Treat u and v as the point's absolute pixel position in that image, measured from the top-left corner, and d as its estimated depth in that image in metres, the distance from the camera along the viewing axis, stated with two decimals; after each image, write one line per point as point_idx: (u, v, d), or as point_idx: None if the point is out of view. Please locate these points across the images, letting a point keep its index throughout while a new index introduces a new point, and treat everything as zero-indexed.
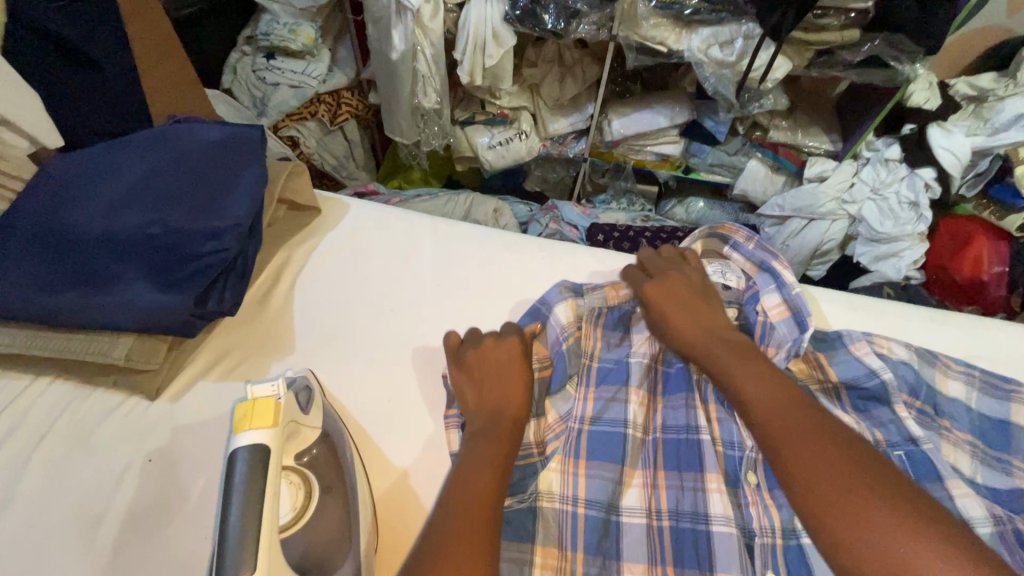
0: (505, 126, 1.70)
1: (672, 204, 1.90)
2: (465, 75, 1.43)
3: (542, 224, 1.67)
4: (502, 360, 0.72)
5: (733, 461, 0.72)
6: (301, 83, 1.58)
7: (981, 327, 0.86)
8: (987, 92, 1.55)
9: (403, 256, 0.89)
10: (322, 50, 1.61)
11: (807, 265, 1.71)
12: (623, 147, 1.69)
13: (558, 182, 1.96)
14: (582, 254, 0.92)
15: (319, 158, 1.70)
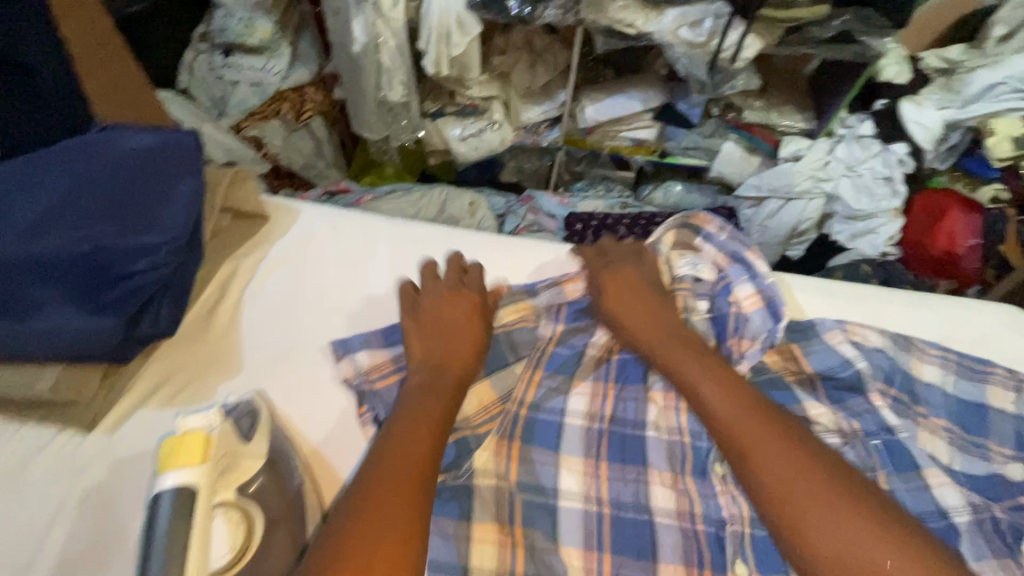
0: (477, 116, 1.62)
1: (649, 189, 1.84)
2: (430, 68, 1.37)
3: (519, 216, 1.63)
4: (453, 311, 0.74)
5: (701, 454, 0.69)
6: (262, 80, 1.52)
7: (959, 307, 0.83)
8: (957, 64, 1.55)
9: (356, 263, 0.85)
10: (281, 44, 1.52)
11: (786, 245, 1.69)
12: (597, 135, 1.65)
13: (535, 172, 1.90)
14: (547, 251, 0.88)
15: (287, 158, 1.59)
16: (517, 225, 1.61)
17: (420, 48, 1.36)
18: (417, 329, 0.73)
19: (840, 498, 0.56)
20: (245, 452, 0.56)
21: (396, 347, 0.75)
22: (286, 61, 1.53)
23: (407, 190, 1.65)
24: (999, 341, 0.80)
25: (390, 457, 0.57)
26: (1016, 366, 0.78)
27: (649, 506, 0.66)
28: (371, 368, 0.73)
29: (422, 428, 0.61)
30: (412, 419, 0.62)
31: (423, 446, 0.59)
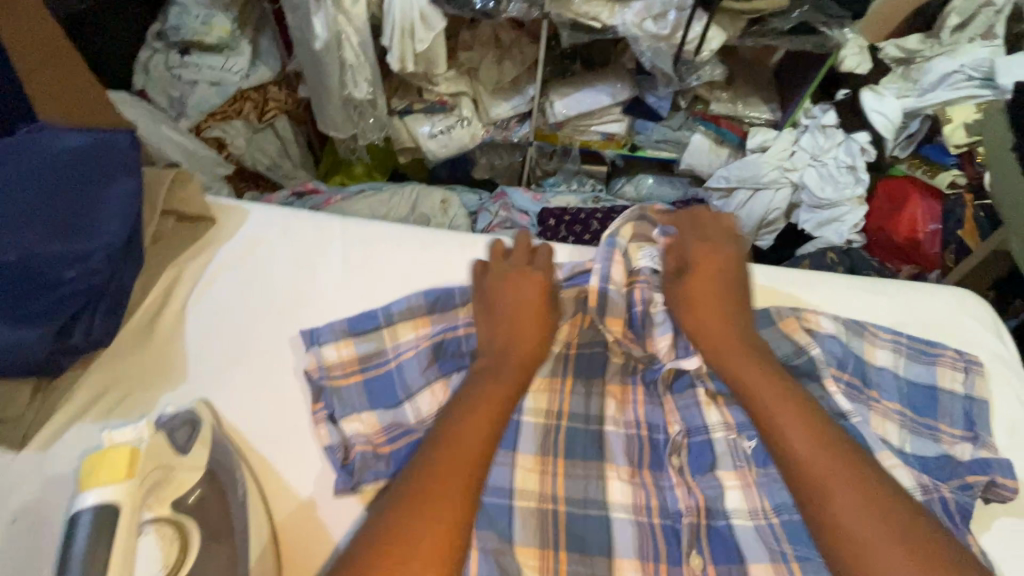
0: (446, 113, 1.60)
1: (621, 182, 1.85)
2: (394, 63, 1.34)
3: (493, 213, 1.61)
4: (523, 298, 0.71)
5: (659, 444, 0.71)
6: (221, 79, 1.44)
7: (908, 291, 0.85)
8: (914, 54, 1.59)
9: (308, 263, 0.82)
10: (242, 42, 1.46)
11: (754, 234, 1.68)
12: (568, 129, 1.64)
13: (507, 167, 1.85)
14: (504, 246, 0.86)
15: (250, 160, 1.55)
16: (489, 222, 1.59)
17: (384, 44, 1.34)
18: (484, 309, 0.72)
19: (889, 526, 0.54)
20: (179, 464, 0.54)
21: (362, 342, 0.72)
22: (247, 59, 1.46)
23: (377, 189, 1.60)
24: (948, 324, 0.81)
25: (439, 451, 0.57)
26: (966, 347, 0.80)
27: (607, 502, 0.65)
28: (337, 364, 0.70)
29: (479, 420, 0.59)
30: (468, 408, 0.61)
31: (475, 442, 0.57)
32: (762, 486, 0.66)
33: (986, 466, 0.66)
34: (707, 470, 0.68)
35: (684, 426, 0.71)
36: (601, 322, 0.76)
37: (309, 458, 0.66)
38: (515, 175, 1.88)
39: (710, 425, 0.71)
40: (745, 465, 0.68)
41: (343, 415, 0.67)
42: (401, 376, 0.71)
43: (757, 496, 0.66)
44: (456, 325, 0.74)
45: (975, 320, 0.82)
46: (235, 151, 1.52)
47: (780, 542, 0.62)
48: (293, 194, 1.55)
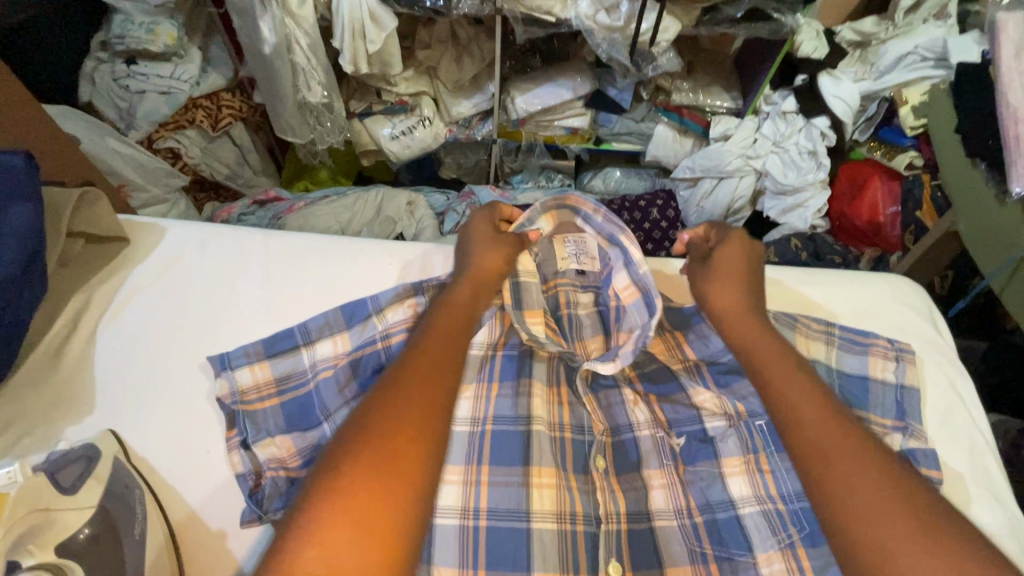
0: (407, 114, 1.57)
1: (589, 176, 1.84)
2: (346, 66, 1.31)
3: (460, 212, 1.57)
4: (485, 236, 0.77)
5: (583, 443, 0.70)
6: (170, 89, 1.33)
7: (845, 282, 0.84)
8: (870, 37, 1.59)
9: (227, 280, 0.80)
10: (191, 48, 1.36)
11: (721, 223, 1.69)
12: (531, 125, 1.61)
13: (475, 166, 1.84)
14: (435, 252, 0.85)
15: (208, 169, 1.48)
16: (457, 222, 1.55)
17: (335, 45, 1.30)
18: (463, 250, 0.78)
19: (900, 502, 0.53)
20: (59, 504, 0.54)
21: (278, 364, 0.71)
22: (198, 67, 1.36)
23: (340, 194, 1.55)
24: (883, 313, 0.81)
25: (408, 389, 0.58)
26: (903, 336, 0.79)
27: (528, 510, 0.64)
28: (252, 387, 0.69)
29: (438, 352, 0.63)
30: (432, 347, 0.64)
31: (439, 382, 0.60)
32: (689, 484, 0.68)
33: (912, 457, 0.66)
34: (634, 470, 0.69)
35: (607, 424, 0.72)
36: (529, 331, 0.76)
37: (219, 482, 0.64)
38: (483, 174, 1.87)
39: (634, 423, 0.72)
40: (672, 464, 0.69)
41: (256, 440, 0.66)
42: (320, 397, 0.69)
43: (681, 496, 0.67)
44: (374, 338, 0.73)
45: (912, 308, 0.82)
46: (190, 161, 1.45)
47: (702, 543, 0.64)
48: (254, 202, 1.50)
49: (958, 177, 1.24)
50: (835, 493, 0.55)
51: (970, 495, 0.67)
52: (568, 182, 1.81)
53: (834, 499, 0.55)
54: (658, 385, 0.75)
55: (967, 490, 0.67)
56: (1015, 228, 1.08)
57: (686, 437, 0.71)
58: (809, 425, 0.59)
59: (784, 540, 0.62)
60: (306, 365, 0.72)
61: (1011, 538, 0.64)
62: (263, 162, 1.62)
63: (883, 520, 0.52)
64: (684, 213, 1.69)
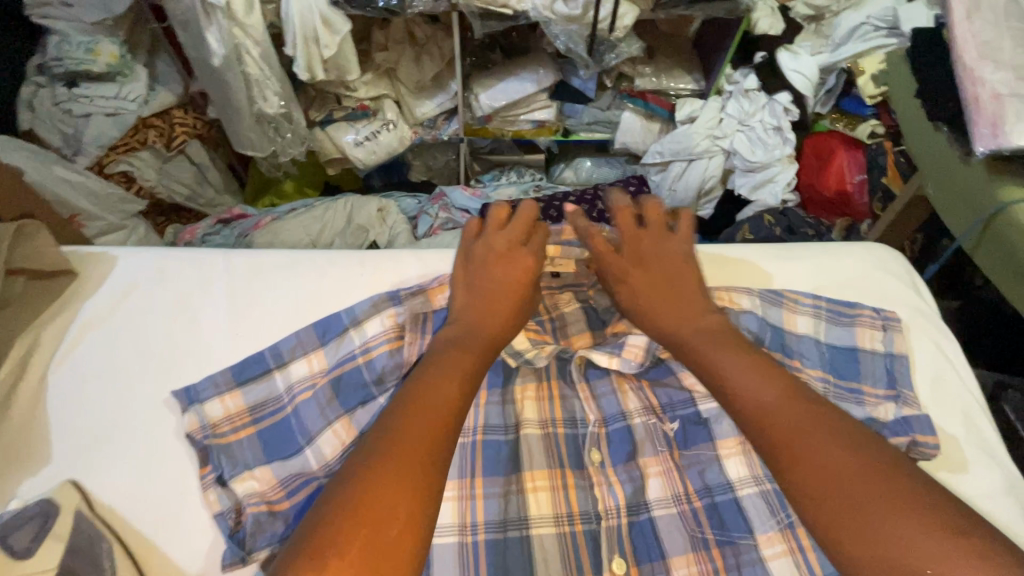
0: (369, 119, 1.52)
1: (561, 168, 1.81)
2: (302, 74, 1.25)
3: (433, 215, 1.53)
4: (496, 259, 0.70)
5: (577, 439, 0.68)
6: (118, 110, 1.26)
7: (824, 255, 0.83)
8: (822, 11, 1.61)
9: (188, 307, 0.75)
10: (134, 66, 1.28)
11: (695, 206, 1.68)
12: (496, 120, 1.57)
13: (444, 167, 1.81)
14: (406, 258, 0.81)
15: (165, 192, 1.39)
16: (431, 225, 1.51)
17: (288, 52, 1.25)
18: (477, 276, 0.69)
19: (867, 472, 0.46)
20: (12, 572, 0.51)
21: (250, 391, 0.67)
22: (145, 85, 1.29)
23: (309, 205, 1.50)
24: (865, 282, 0.81)
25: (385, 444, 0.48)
26: (885, 305, 0.78)
27: (526, 516, 0.62)
28: (224, 419, 0.65)
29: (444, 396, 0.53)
30: (419, 397, 0.53)
31: (434, 429, 0.50)
32: (685, 469, 0.66)
33: (906, 426, 0.65)
34: (629, 459, 0.66)
35: (601, 414, 0.70)
36: (513, 350, 0.71)
37: (197, 523, 0.60)
38: (453, 175, 1.83)
39: (627, 411, 0.70)
40: (666, 449, 0.67)
41: (233, 475, 0.62)
42: (299, 422, 0.65)
43: (678, 481, 0.65)
44: (353, 353, 0.69)
45: (890, 274, 0.81)
46: (146, 185, 1.35)
47: (702, 528, 0.62)
48: (217, 220, 1.45)
49: (923, 141, 1.24)
50: (813, 484, 0.47)
51: (966, 457, 0.67)
52: (540, 175, 1.77)
53: (809, 487, 0.47)
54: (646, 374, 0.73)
55: (962, 452, 0.67)
56: (978, 188, 1.09)
57: (679, 422, 0.69)
58: (768, 410, 0.52)
59: (783, 521, 0.61)
60: (283, 389, 0.68)
61: (1011, 497, 0.64)
62: (224, 179, 1.55)
63: (865, 503, 0.45)
64: (657, 198, 1.68)
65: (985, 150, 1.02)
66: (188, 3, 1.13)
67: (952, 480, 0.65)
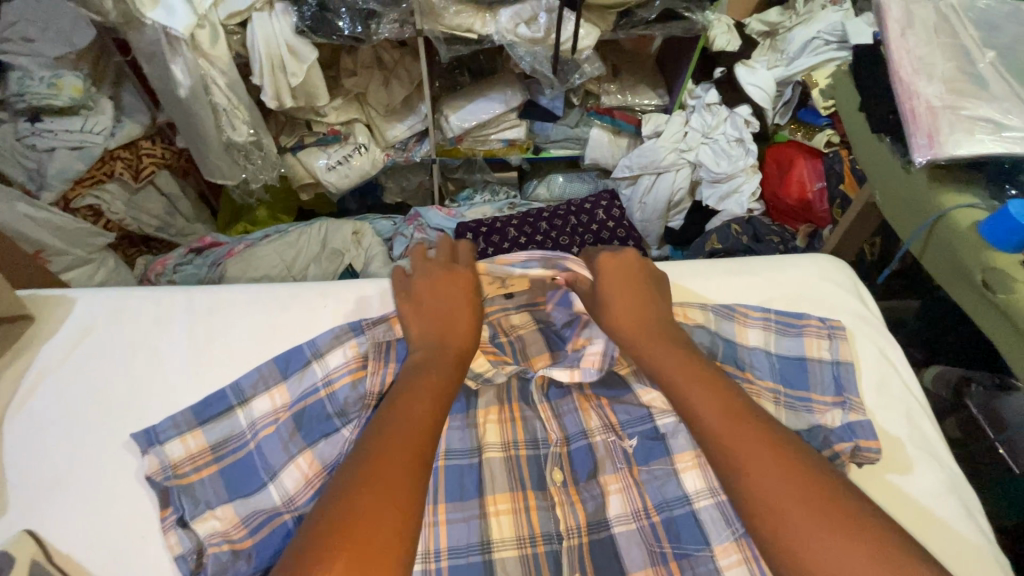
0: (341, 143, 1.55)
1: (534, 185, 1.84)
2: (270, 102, 1.27)
3: (408, 236, 1.55)
4: (449, 292, 0.72)
5: (539, 461, 0.69)
6: (84, 143, 1.23)
7: (774, 269, 0.87)
8: (777, 26, 1.71)
9: (148, 346, 0.75)
10: (100, 99, 1.27)
11: (665, 218, 1.72)
12: (468, 141, 1.61)
13: (417, 189, 1.81)
14: (369, 288, 0.82)
15: (135, 223, 1.40)
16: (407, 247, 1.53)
17: (255, 82, 1.26)
18: (423, 302, 0.71)
19: (812, 499, 0.52)
20: None
21: (211, 429, 0.67)
22: (111, 117, 1.27)
23: (283, 232, 1.49)
24: (812, 292, 0.84)
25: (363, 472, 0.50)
26: (832, 314, 0.82)
27: (489, 541, 0.63)
28: (185, 459, 0.65)
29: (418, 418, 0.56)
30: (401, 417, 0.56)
31: (412, 452, 0.53)
32: (644, 484, 0.68)
33: (852, 431, 0.68)
34: (590, 478, 0.69)
35: (563, 433, 0.71)
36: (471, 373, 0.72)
37: (157, 567, 0.60)
38: (427, 196, 1.84)
39: (589, 429, 0.71)
40: (625, 466, 0.69)
41: (194, 516, 0.61)
42: (262, 458, 0.66)
43: (638, 497, 0.67)
44: (316, 386, 0.70)
45: (836, 284, 0.85)
46: (115, 218, 1.35)
47: (661, 542, 0.64)
48: (190, 250, 1.44)
49: (867, 150, 1.30)
50: (763, 500, 0.52)
51: (911, 459, 0.70)
52: (513, 194, 1.81)
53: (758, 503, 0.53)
54: (603, 390, 0.75)
55: (907, 455, 0.70)
56: (920, 195, 1.14)
57: (638, 438, 0.71)
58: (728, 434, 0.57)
59: (738, 529, 0.63)
60: (247, 425, 0.68)
61: (953, 495, 0.68)
62: (195, 208, 1.55)
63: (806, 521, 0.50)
64: (629, 212, 1.71)
65: (923, 160, 1.06)
66: (151, 36, 1.13)
67: (897, 481, 0.68)
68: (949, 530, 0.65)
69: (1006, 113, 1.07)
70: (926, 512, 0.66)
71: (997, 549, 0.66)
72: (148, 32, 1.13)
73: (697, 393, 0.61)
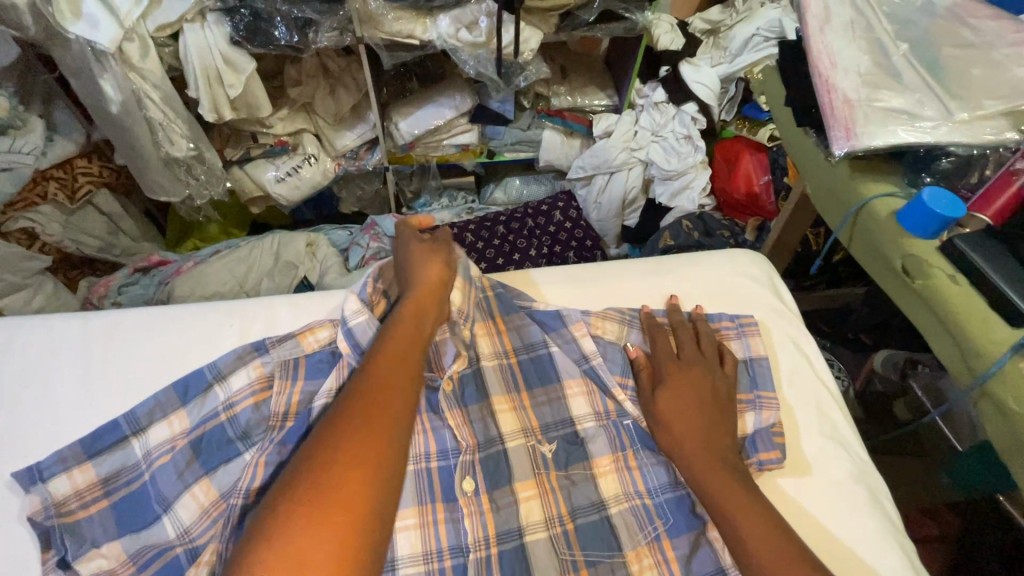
0: (289, 155, 1.51)
1: (491, 189, 1.82)
2: (207, 114, 1.22)
3: (363, 245, 1.46)
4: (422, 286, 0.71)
5: (448, 473, 0.67)
6: (12, 163, 1.12)
7: (688, 266, 0.87)
8: (718, 24, 1.74)
9: (38, 378, 0.71)
10: (29, 117, 1.17)
11: (620, 216, 1.71)
12: (420, 148, 1.58)
13: (374, 196, 1.77)
14: (279, 304, 0.80)
15: (74, 246, 1.31)
16: (363, 256, 1.43)
17: (191, 94, 1.21)
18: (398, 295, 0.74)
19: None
20: None
21: (102, 462, 0.64)
22: (42, 137, 1.17)
23: (234, 246, 1.42)
24: (727, 287, 0.85)
25: (313, 488, 0.50)
26: (745, 309, 0.83)
27: (393, 558, 0.60)
28: (71, 495, 0.62)
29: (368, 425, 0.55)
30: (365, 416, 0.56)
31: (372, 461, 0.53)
32: (562, 490, 0.67)
33: (753, 444, 0.69)
34: (504, 485, 0.66)
35: (474, 440, 0.69)
36: None
37: None
38: (384, 204, 1.80)
39: (501, 435, 0.69)
40: (543, 471, 0.68)
41: (78, 556, 0.59)
42: (156, 489, 0.63)
43: (553, 503, 0.66)
44: (216, 410, 0.67)
45: (751, 279, 0.86)
46: (51, 240, 1.27)
47: (571, 550, 0.63)
48: (135, 270, 1.37)
49: (796, 143, 1.31)
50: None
51: (810, 460, 0.71)
52: (470, 199, 1.81)
53: None
54: (535, 374, 0.75)
55: (805, 458, 0.71)
56: (842, 184, 1.16)
57: (557, 443, 0.70)
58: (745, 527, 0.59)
59: (650, 534, 0.65)
60: (142, 456, 0.65)
61: (859, 483, 0.69)
62: (138, 226, 1.49)
63: None
64: (585, 212, 1.71)
65: (842, 151, 1.08)
66: (76, 50, 1.07)
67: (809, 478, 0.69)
68: (850, 524, 0.66)
69: (919, 105, 1.09)
70: (827, 512, 0.67)
71: (901, 536, 0.67)
72: (74, 47, 1.06)
73: (698, 467, 0.64)
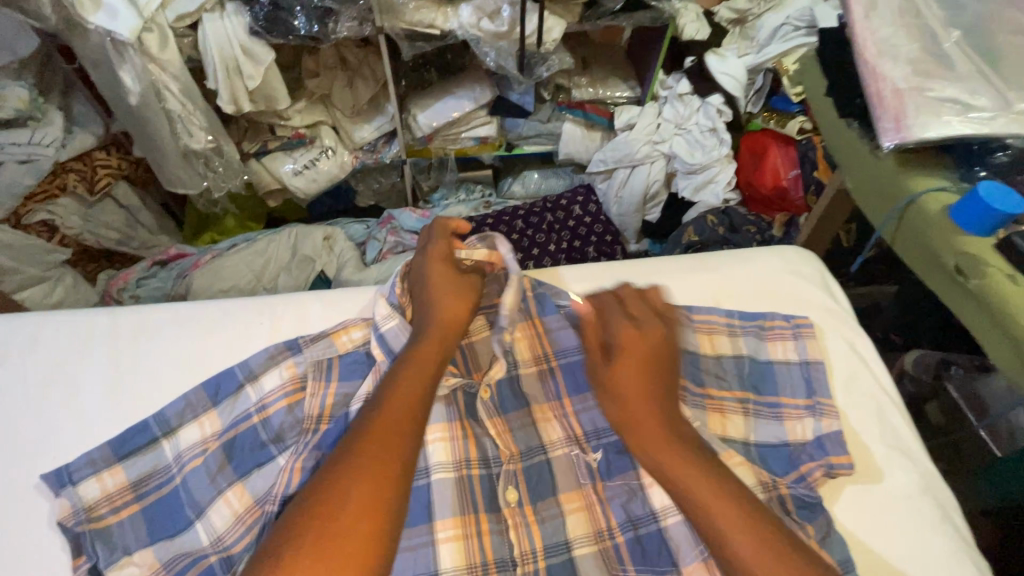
0: (306, 147, 1.47)
1: (509, 182, 1.78)
2: (226, 106, 1.18)
3: (380, 240, 1.45)
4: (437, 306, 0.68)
5: (490, 481, 0.64)
6: (32, 156, 1.10)
7: (733, 264, 0.83)
8: (745, 13, 1.66)
9: (65, 377, 0.69)
10: (48, 109, 1.14)
11: (642, 210, 1.64)
12: (438, 140, 1.55)
13: (390, 190, 1.74)
14: (309, 302, 0.77)
15: (92, 239, 1.29)
16: (379, 251, 1.43)
17: (210, 86, 1.18)
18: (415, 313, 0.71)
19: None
20: None
21: (134, 465, 0.61)
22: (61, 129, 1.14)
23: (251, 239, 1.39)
24: (776, 286, 0.81)
25: (319, 523, 0.47)
26: (795, 309, 0.79)
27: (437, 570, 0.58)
28: (102, 500, 0.59)
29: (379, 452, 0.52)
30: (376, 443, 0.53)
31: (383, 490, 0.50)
32: (609, 501, 0.64)
33: (821, 447, 0.66)
34: (549, 496, 0.64)
35: (516, 448, 0.67)
36: None
37: None
38: (401, 198, 1.77)
39: (548, 443, 0.67)
40: (589, 482, 0.65)
41: (110, 563, 0.57)
42: (188, 493, 0.60)
43: (600, 515, 0.63)
44: (248, 413, 0.64)
45: (801, 277, 0.82)
46: (70, 233, 1.24)
47: (623, 564, 0.61)
48: (153, 263, 1.34)
49: (834, 136, 1.26)
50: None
51: (880, 465, 0.67)
52: (488, 191, 1.74)
53: None
54: (569, 380, 0.72)
55: (876, 464, 0.67)
56: (889, 179, 1.10)
57: (602, 452, 0.67)
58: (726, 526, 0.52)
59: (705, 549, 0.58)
60: (175, 458, 0.63)
61: (926, 496, 0.65)
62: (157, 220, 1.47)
63: None
64: (605, 206, 1.66)
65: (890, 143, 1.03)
66: (95, 41, 1.04)
67: (873, 486, 0.65)
68: (917, 541, 0.62)
69: (974, 94, 1.04)
70: (893, 525, 0.63)
71: (973, 554, 0.63)
72: (92, 37, 1.03)
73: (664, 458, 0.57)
